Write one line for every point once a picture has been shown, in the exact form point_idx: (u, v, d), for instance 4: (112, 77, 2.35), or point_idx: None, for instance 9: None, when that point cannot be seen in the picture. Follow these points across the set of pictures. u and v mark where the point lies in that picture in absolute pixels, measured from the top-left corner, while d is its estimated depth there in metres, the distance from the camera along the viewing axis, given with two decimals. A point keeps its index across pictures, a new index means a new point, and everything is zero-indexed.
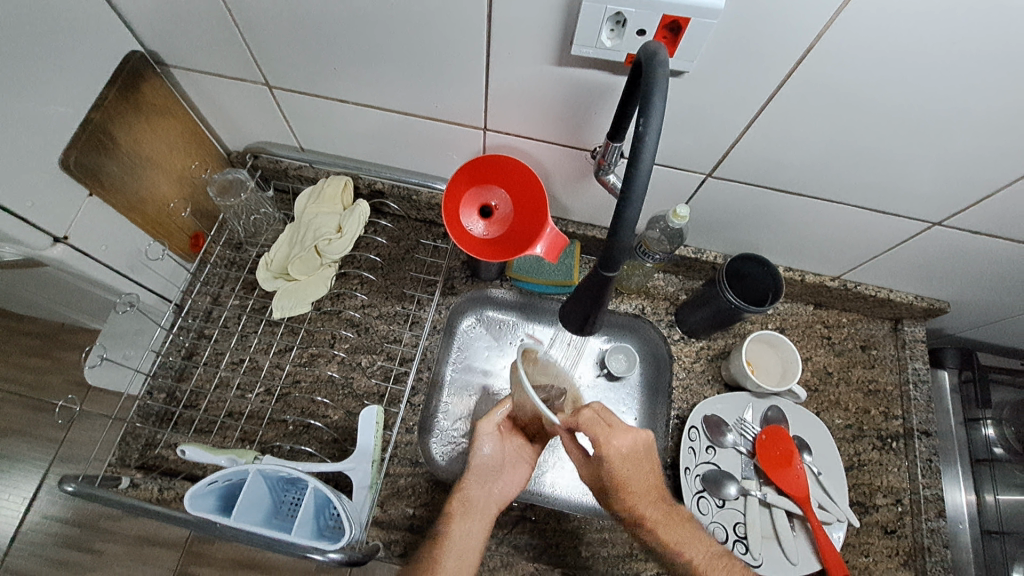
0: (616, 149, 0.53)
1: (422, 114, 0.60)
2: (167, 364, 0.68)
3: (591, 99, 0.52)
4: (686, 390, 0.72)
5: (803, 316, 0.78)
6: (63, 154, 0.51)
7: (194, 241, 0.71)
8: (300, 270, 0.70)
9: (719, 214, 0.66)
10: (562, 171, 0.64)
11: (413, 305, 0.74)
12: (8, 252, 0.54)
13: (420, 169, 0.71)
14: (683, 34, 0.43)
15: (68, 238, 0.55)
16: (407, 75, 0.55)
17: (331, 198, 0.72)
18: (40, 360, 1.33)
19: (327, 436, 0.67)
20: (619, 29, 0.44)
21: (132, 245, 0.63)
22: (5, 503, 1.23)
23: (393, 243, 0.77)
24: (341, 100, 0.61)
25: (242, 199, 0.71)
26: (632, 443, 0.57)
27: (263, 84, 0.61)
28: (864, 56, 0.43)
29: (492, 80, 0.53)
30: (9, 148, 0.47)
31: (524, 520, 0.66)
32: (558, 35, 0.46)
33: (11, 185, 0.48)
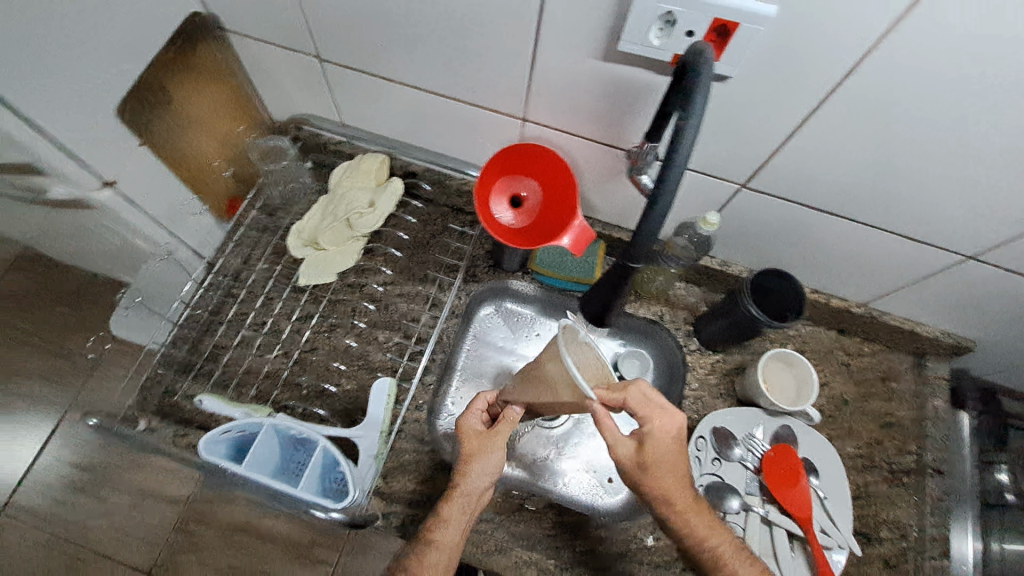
0: (652, 150, 0.53)
1: (464, 99, 0.61)
2: (193, 318, 0.70)
3: (631, 101, 0.53)
4: (697, 401, 0.72)
5: (824, 341, 0.77)
6: (119, 102, 0.54)
7: (231, 204, 0.75)
8: (329, 240, 0.72)
9: (748, 228, 0.66)
10: (596, 169, 0.65)
11: (435, 287, 0.75)
12: (59, 191, 0.56)
13: (455, 155, 0.72)
14: (731, 39, 0.43)
15: (115, 183, 0.57)
16: (454, 58, 0.56)
17: (366, 173, 0.73)
18: None
19: (339, 404, 0.68)
20: (668, 29, 0.44)
21: (173, 198, 0.65)
22: (21, 442, 1.28)
23: (421, 225, 0.78)
24: (387, 78, 0.62)
25: (281, 165, 0.74)
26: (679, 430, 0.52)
27: (314, 56, 0.63)
28: (918, 75, 0.42)
29: (537, 70, 0.54)
30: (72, 90, 0.49)
31: (522, 509, 0.66)
32: (608, 29, 0.47)
33: (70, 126, 0.50)
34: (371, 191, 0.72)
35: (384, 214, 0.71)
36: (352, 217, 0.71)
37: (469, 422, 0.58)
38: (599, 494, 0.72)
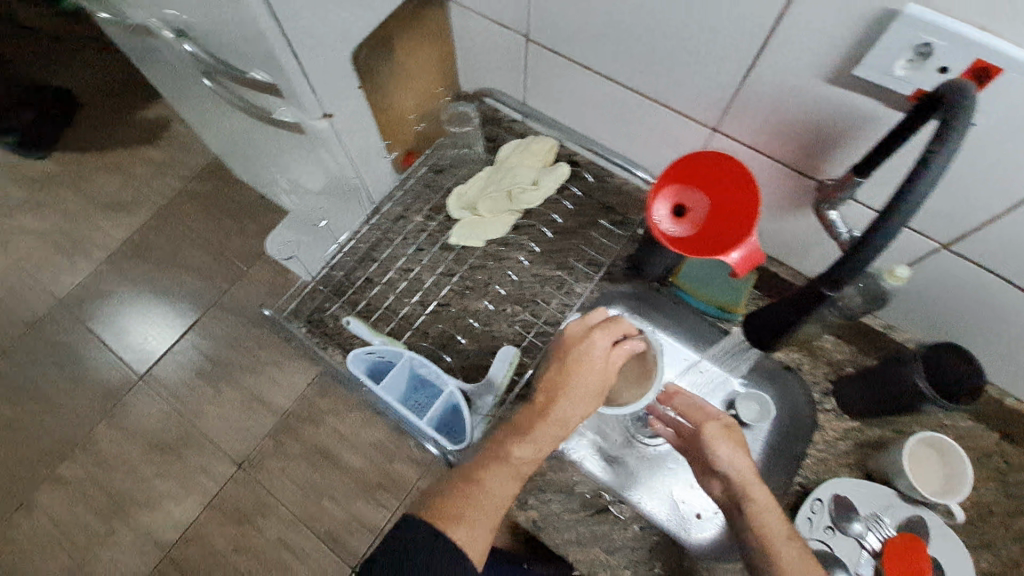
0: (856, 184, 0.51)
1: (657, 100, 0.62)
2: (354, 250, 0.77)
3: (846, 128, 0.50)
4: (820, 462, 0.68)
5: (984, 442, 0.69)
6: (355, 47, 0.61)
7: (407, 157, 0.82)
8: (488, 208, 0.76)
9: (932, 294, 0.60)
10: (774, 195, 0.62)
11: (570, 275, 0.77)
12: (288, 113, 0.65)
13: (626, 154, 0.72)
14: (993, 82, 0.40)
15: (332, 116, 0.63)
16: (663, 58, 0.57)
17: (535, 154, 0.76)
18: (233, 222, 1.58)
19: (459, 361, 0.72)
20: (919, 61, 0.41)
21: (369, 140, 0.72)
22: (172, 324, 1.48)
23: (571, 215, 0.79)
24: (586, 67, 0.64)
25: (464, 130, 0.79)
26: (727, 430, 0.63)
27: (523, 36, 0.66)
28: None
29: (748, 82, 0.53)
30: (328, 28, 0.56)
31: (609, 512, 0.66)
32: (848, 52, 0.45)
33: (317, 59, 0.57)
34: (536, 171, 0.75)
35: (545, 193, 0.74)
36: (514, 190, 0.74)
37: (596, 349, 0.58)
38: (686, 526, 0.71)
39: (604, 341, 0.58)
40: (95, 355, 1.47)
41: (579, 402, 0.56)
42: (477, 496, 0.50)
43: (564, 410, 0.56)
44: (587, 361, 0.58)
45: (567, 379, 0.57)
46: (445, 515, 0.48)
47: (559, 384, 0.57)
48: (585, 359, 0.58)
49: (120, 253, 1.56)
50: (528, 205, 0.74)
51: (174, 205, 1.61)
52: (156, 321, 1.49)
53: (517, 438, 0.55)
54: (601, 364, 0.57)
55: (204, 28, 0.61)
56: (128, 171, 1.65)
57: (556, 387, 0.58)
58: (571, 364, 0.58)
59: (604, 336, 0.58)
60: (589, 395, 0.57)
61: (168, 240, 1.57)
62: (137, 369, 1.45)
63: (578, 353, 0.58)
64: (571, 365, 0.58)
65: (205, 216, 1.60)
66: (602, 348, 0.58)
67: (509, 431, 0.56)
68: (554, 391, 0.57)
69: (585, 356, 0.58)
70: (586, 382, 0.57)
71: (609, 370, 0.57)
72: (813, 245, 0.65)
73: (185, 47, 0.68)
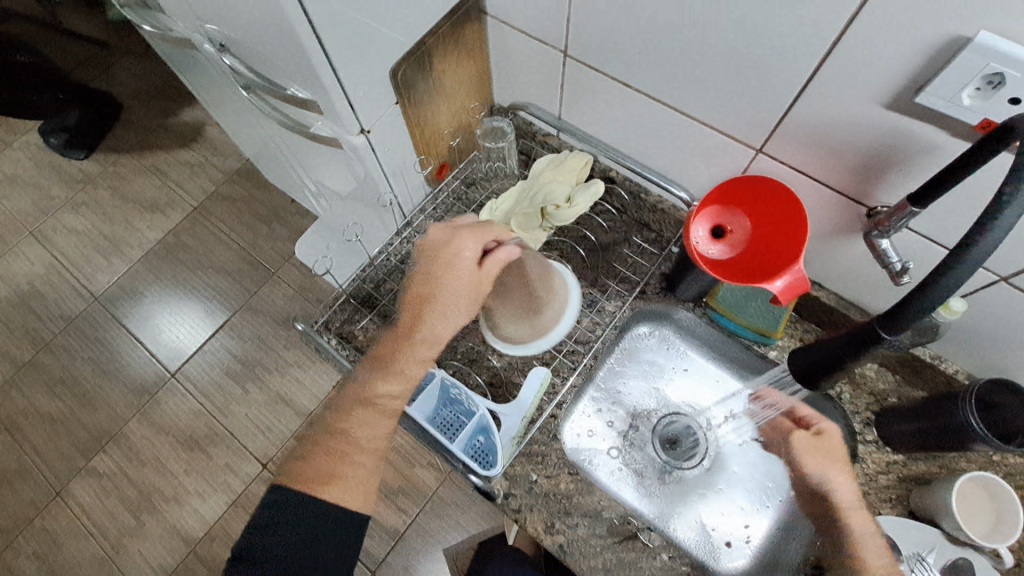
0: (910, 215, 0.48)
1: (699, 119, 0.60)
2: (384, 263, 0.77)
3: (903, 155, 0.48)
4: (859, 496, 0.65)
5: None
6: (395, 63, 0.61)
7: (439, 170, 0.81)
8: (520, 224, 0.75)
9: (987, 327, 0.57)
10: (820, 219, 0.60)
11: (601, 293, 0.75)
12: (326, 128, 0.65)
13: (663, 172, 0.71)
14: None
15: (370, 132, 0.64)
16: (708, 77, 0.55)
17: (569, 170, 0.75)
18: (263, 225, 1.61)
19: (487, 377, 0.71)
20: (988, 90, 0.39)
21: (404, 154, 0.72)
22: (202, 323, 1.52)
23: (604, 232, 0.79)
24: (626, 84, 0.63)
25: (497, 146, 0.76)
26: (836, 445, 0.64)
27: (562, 52, 0.65)
28: None
29: (798, 105, 0.51)
30: (369, 45, 0.56)
31: (637, 539, 0.64)
32: (908, 78, 0.43)
33: (357, 75, 0.57)
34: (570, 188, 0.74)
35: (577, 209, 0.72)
36: (547, 206, 0.73)
37: (461, 254, 0.61)
38: (715, 554, 0.71)
39: (468, 248, 0.61)
40: (129, 351, 1.51)
41: (456, 314, 0.61)
42: (337, 443, 0.55)
43: (434, 320, 0.60)
44: (453, 268, 0.61)
45: (438, 285, 0.61)
46: (318, 479, 0.52)
47: (452, 297, 0.61)
48: (442, 258, 0.61)
49: (155, 252, 1.61)
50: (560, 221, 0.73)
51: (207, 207, 1.65)
52: (189, 320, 1.52)
53: (400, 359, 0.59)
54: (478, 278, 0.61)
55: (246, 43, 0.62)
56: (164, 173, 1.70)
57: (430, 293, 0.61)
58: (438, 267, 0.61)
59: (470, 242, 0.61)
60: (453, 299, 0.61)
61: (201, 241, 1.61)
62: (169, 366, 1.48)
63: (444, 257, 0.61)
64: (431, 266, 0.61)
65: (236, 218, 1.63)
66: (476, 260, 0.61)
67: (374, 361, 0.59)
68: (426, 302, 0.61)
69: (463, 268, 0.61)
70: (453, 288, 0.61)
71: (478, 280, 0.61)
72: (859, 271, 0.62)
73: (228, 60, 0.69)
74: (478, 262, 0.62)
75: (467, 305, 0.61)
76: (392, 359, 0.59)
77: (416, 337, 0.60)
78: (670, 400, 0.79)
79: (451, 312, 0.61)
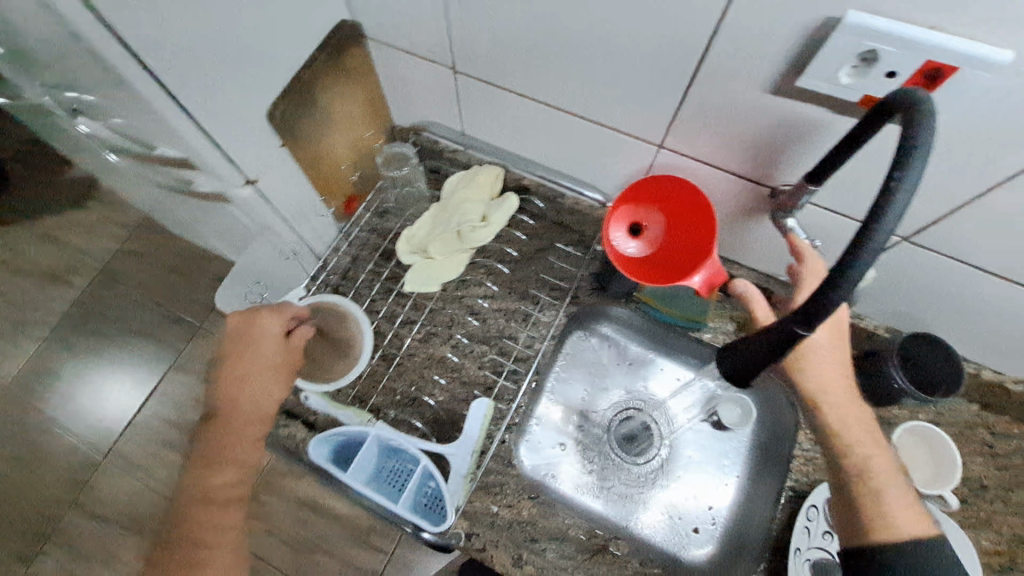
0: (809, 193, 0.49)
1: (598, 121, 0.59)
2: None
3: (796, 136, 0.48)
4: (807, 463, 0.67)
5: (964, 416, 0.69)
6: (272, 105, 0.56)
7: (348, 203, 0.77)
8: (439, 249, 0.72)
9: (898, 284, 0.59)
10: (729, 204, 0.60)
11: (534, 306, 0.73)
12: (206, 183, 0.59)
13: (575, 175, 0.70)
14: (945, 81, 0.38)
15: (257, 181, 0.59)
16: (599, 79, 0.54)
17: (481, 185, 0.73)
18: (178, 277, 1.49)
19: (431, 414, 0.68)
20: (864, 67, 0.39)
21: (303, 196, 0.67)
22: (126, 394, 1.39)
23: (528, 240, 0.76)
24: (521, 94, 0.61)
25: (402, 171, 0.75)
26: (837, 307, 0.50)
27: (450, 68, 0.62)
28: None
29: (690, 98, 0.50)
30: (233, 89, 0.51)
31: (607, 551, 0.63)
32: (787, 63, 0.43)
33: (226, 126, 0.52)
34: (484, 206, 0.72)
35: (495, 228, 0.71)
36: (464, 228, 0.71)
37: (265, 338, 0.63)
38: (684, 544, 0.70)
39: (273, 325, 0.63)
40: (49, 440, 1.37)
41: (262, 391, 0.62)
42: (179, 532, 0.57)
43: (239, 399, 0.61)
44: (258, 345, 0.63)
45: (240, 363, 0.62)
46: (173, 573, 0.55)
47: (241, 373, 0.62)
48: (247, 337, 0.63)
49: (60, 327, 1.46)
50: (479, 241, 0.71)
51: (110, 267, 1.51)
52: (112, 394, 1.39)
53: (219, 422, 0.61)
54: (287, 347, 0.64)
55: (94, 102, 0.55)
56: (56, 238, 1.54)
57: (233, 371, 0.62)
58: (240, 350, 0.62)
59: (274, 321, 0.63)
60: (255, 377, 0.62)
61: (110, 306, 1.48)
62: (96, 448, 1.35)
63: (240, 333, 0.63)
64: (234, 351, 0.63)
65: (146, 274, 1.50)
66: (279, 337, 0.63)
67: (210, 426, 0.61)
68: (231, 376, 0.62)
69: (267, 344, 0.63)
70: (260, 365, 0.62)
71: (288, 354, 0.64)
72: (776, 248, 0.63)
73: (82, 123, 0.62)
74: (286, 338, 0.64)
75: (278, 383, 0.63)
76: (211, 436, 0.60)
77: (227, 420, 0.61)
78: (619, 398, 0.78)
79: (262, 389, 0.62)
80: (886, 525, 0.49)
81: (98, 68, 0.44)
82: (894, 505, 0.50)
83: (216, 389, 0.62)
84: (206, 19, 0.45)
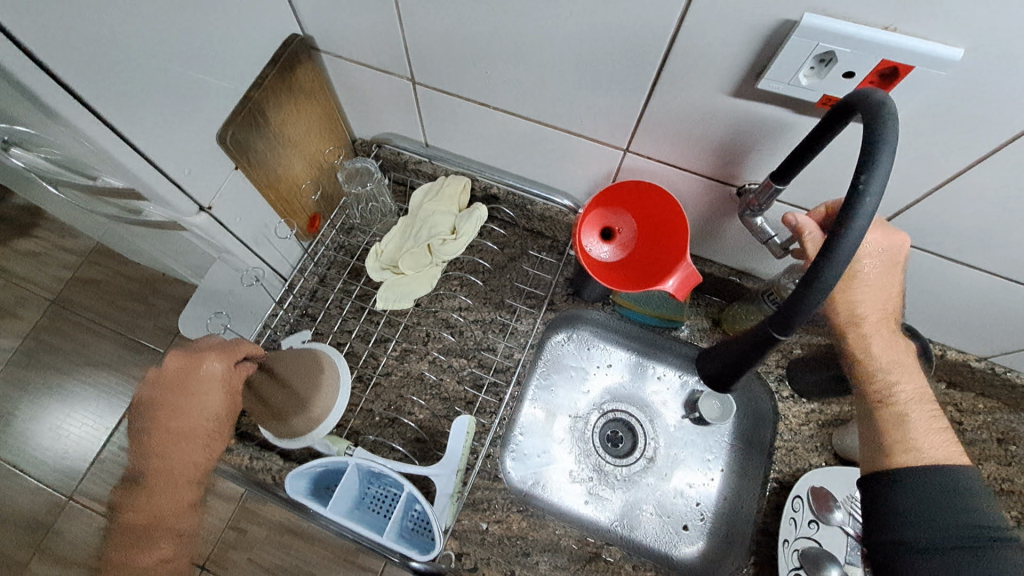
0: (775, 192, 0.49)
1: (563, 127, 0.58)
2: (272, 337, 0.69)
3: (761, 137, 0.48)
4: (789, 453, 0.69)
5: (933, 395, 0.71)
6: (222, 127, 0.53)
7: (312, 222, 0.73)
8: (410, 264, 0.70)
9: None
10: (699, 204, 0.60)
11: (510, 315, 0.72)
12: (156, 212, 0.56)
13: (543, 181, 0.69)
14: (901, 80, 0.38)
15: (211, 208, 0.56)
16: (561, 86, 0.53)
17: (449, 197, 0.71)
18: (137, 303, 1.42)
19: (412, 434, 0.67)
20: (822, 68, 0.40)
21: (263, 219, 0.64)
22: (89, 430, 1.33)
23: (499, 250, 0.76)
24: (482, 103, 0.60)
25: (367, 188, 0.72)
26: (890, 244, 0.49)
27: (409, 80, 0.61)
28: None
29: (654, 102, 0.50)
30: (177, 113, 0.48)
31: (598, 558, 0.63)
32: (745, 66, 0.43)
33: (172, 152, 0.49)
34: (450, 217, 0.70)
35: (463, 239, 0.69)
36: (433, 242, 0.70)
37: (203, 382, 0.56)
38: (675, 542, 0.70)
39: (211, 366, 0.56)
40: (8, 486, 1.29)
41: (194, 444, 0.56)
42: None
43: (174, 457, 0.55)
44: (210, 393, 0.56)
45: (176, 415, 0.55)
46: None
47: (177, 426, 0.55)
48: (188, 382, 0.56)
49: (12, 364, 1.38)
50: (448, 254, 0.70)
51: (62, 297, 1.43)
52: (74, 431, 1.32)
53: (145, 480, 0.54)
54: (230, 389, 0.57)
55: (26, 132, 0.51)
56: (1, 269, 1.45)
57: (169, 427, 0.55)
58: (187, 397, 0.56)
59: (229, 365, 0.57)
60: (197, 427, 0.56)
61: (65, 338, 1.40)
62: (58, 490, 1.28)
63: (178, 381, 0.56)
64: (169, 402, 0.55)
65: (102, 302, 1.43)
66: (227, 381, 0.57)
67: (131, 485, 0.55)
68: (167, 428, 0.55)
69: (209, 390, 0.56)
70: (201, 415, 0.56)
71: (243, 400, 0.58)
72: (746, 244, 0.64)
73: (17, 155, 0.58)
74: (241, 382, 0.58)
75: (213, 434, 0.57)
76: (134, 499, 0.53)
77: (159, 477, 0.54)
78: (600, 401, 0.78)
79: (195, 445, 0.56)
80: (908, 449, 0.49)
81: (23, 98, 0.41)
82: (921, 429, 0.50)
83: (146, 444, 0.55)
84: (140, 40, 0.42)
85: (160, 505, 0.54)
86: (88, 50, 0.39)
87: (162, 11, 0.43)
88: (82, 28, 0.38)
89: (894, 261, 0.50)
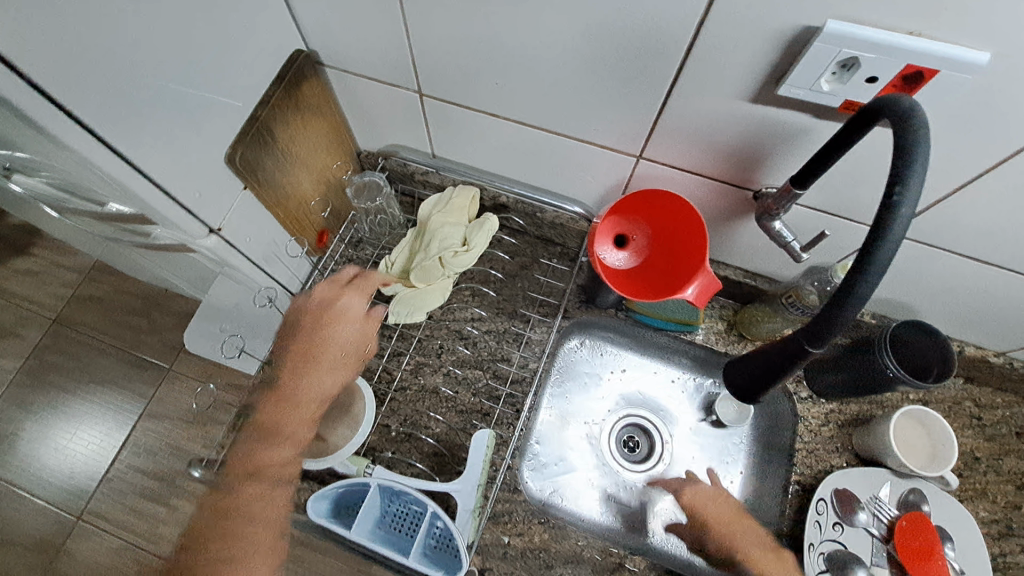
0: (795, 196, 0.49)
1: (574, 136, 0.58)
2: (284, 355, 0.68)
3: (779, 142, 0.48)
4: (810, 454, 0.68)
5: (951, 391, 0.71)
6: (230, 147, 0.52)
7: (320, 238, 0.72)
8: (421, 278, 0.69)
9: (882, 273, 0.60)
10: (713, 209, 0.60)
11: (523, 325, 0.72)
12: (166, 236, 0.55)
13: (554, 189, 0.68)
14: (925, 84, 0.38)
15: (222, 229, 0.55)
16: (573, 96, 0.52)
17: (459, 208, 0.70)
18: (140, 319, 1.41)
19: (429, 448, 0.66)
20: (844, 74, 0.39)
21: (273, 237, 0.63)
22: (96, 448, 1.32)
23: (509, 259, 0.75)
24: (492, 113, 0.59)
25: (376, 202, 0.72)
26: (716, 503, 0.68)
27: (415, 92, 0.60)
28: None
29: (670, 110, 0.49)
30: (185, 136, 0.47)
31: (621, 568, 0.62)
32: (764, 72, 0.42)
33: (181, 175, 0.48)
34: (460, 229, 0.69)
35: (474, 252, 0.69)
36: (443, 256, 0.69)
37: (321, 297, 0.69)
38: None
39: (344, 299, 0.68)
40: (15, 508, 1.28)
41: (348, 339, 0.68)
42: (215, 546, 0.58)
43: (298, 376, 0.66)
44: (335, 337, 0.67)
45: (304, 389, 0.66)
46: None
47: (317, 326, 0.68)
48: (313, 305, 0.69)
49: (15, 385, 1.36)
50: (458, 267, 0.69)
51: (63, 315, 1.42)
52: (81, 450, 1.31)
53: (271, 424, 0.64)
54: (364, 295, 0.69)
55: (29, 159, 0.50)
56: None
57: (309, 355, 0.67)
58: (325, 320, 0.68)
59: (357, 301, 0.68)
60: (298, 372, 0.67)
61: (68, 356, 1.39)
62: (66, 510, 1.27)
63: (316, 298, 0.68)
64: (305, 355, 0.67)
65: (105, 319, 1.42)
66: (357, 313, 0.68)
67: (257, 433, 0.64)
68: (308, 349, 0.67)
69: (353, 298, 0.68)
70: (318, 389, 0.66)
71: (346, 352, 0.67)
72: (760, 246, 0.63)
73: (21, 181, 0.57)
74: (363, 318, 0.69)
75: (348, 363, 0.67)
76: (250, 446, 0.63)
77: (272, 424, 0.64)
78: (615, 407, 0.78)
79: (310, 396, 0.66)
80: None
81: (30, 128, 0.40)
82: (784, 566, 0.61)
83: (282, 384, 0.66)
84: (145, 63, 0.41)
85: (282, 451, 0.63)
86: (94, 78, 0.38)
87: (168, 35, 0.42)
88: (87, 55, 0.37)
89: (735, 513, 0.66)
